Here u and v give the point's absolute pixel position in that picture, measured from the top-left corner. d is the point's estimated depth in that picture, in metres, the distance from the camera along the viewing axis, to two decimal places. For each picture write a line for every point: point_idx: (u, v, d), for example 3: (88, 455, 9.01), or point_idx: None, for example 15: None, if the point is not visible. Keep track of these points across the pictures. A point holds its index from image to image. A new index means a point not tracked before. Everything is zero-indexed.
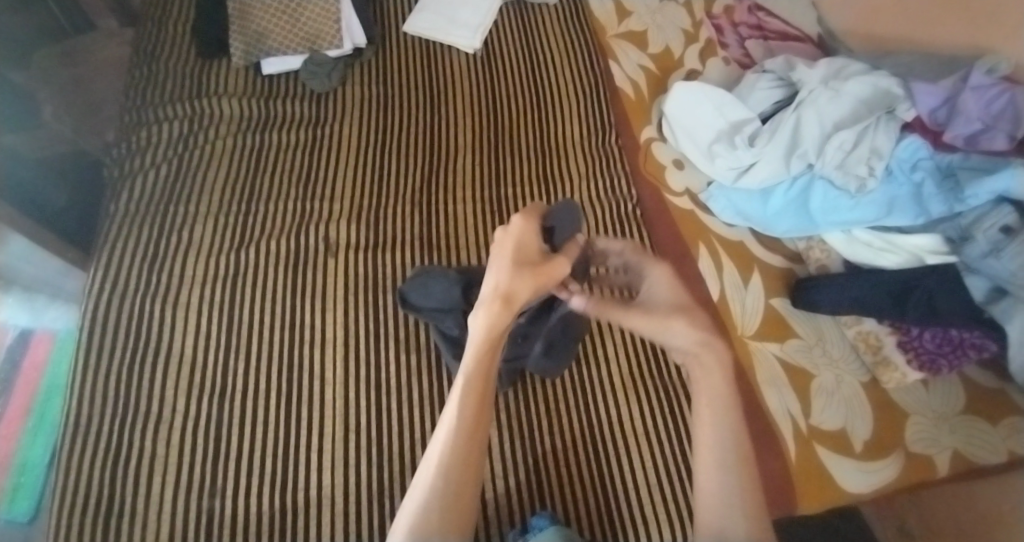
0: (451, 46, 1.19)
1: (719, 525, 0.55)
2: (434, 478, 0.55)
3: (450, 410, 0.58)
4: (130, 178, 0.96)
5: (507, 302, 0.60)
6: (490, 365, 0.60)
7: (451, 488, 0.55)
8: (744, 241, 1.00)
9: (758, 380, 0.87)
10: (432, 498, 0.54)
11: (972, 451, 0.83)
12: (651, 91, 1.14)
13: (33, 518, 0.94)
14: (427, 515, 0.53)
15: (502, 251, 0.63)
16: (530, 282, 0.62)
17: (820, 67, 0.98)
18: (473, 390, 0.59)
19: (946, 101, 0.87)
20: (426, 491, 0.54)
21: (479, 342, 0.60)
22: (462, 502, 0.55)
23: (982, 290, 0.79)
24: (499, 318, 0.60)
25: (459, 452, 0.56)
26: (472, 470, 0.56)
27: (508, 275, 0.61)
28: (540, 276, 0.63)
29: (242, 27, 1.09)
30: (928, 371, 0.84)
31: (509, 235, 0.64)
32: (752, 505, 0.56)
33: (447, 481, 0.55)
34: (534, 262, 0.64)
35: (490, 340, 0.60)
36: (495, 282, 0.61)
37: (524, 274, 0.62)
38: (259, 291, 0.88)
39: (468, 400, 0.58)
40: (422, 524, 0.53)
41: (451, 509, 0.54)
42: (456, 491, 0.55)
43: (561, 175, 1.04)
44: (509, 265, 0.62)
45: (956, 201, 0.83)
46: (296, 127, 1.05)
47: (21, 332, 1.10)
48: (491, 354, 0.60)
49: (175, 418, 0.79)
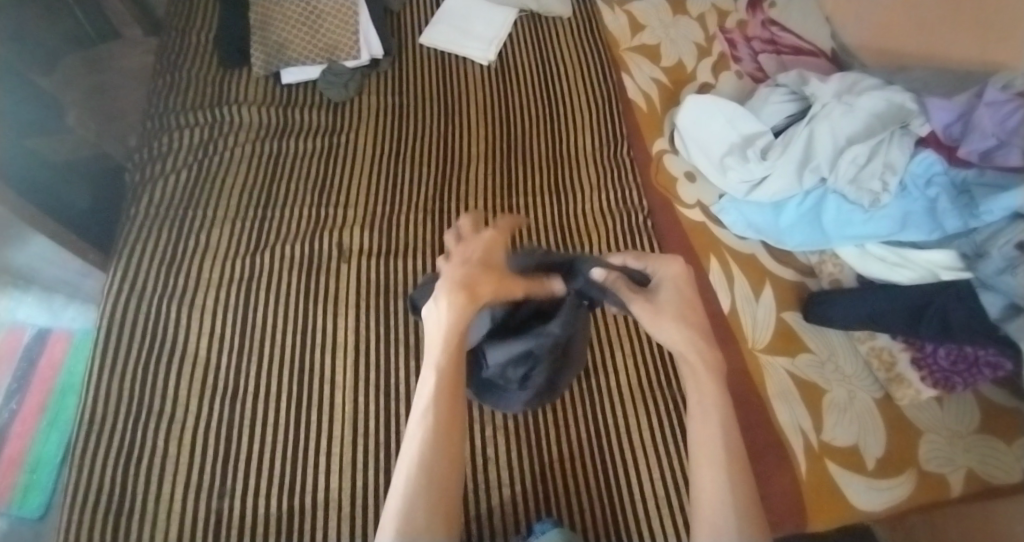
0: (466, 58, 1.20)
1: (713, 523, 0.56)
2: (415, 474, 0.56)
3: (423, 406, 0.60)
4: (150, 183, 0.98)
5: (471, 297, 0.63)
6: (458, 359, 0.62)
7: (433, 484, 0.56)
8: (756, 254, 0.99)
9: (769, 394, 0.87)
10: (416, 496, 0.55)
11: (985, 469, 0.81)
12: (664, 104, 1.15)
13: (45, 515, 0.96)
14: (413, 513, 0.54)
15: (468, 257, 0.66)
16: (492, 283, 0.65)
17: (833, 81, 0.99)
18: (445, 387, 0.60)
19: (961, 116, 0.86)
20: (408, 488, 0.56)
21: (444, 337, 0.62)
22: (446, 504, 0.56)
23: (998, 306, 0.77)
24: (463, 311, 0.62)
25: (437, 450, 0.57)
26: (452, 471, 0.57)
27: (474, 272, 0.64)
28: (503, 282, 0.65)
29: (262, 37, 1.12)
30: (942, 388, 0.83)
31: (480, 241, 0.67)
32: (744, 503, 0.58)
33: (429, 477, 0.56)
34: (497, 267, 0.67)
35: (455, 336, 0.62)
36: (457, 277, 0.64)
37: (490, 274, 0.65)
38: (273, 295, 0.90)
39: (438, 396, 0.60)
40: (408, 523, 0.53)
41: (435, 507, 0.55)
42: (440, 489, 0.56)
43: (572, 186, 1.05)
44: (466, 264, 0.65)
45: (971, 216, 0.82)
46: (312, 135, 1.07)
47: (38, 331, 1.12)
48: (457, 349, 0.62)
49: (187, 418, 0.80)
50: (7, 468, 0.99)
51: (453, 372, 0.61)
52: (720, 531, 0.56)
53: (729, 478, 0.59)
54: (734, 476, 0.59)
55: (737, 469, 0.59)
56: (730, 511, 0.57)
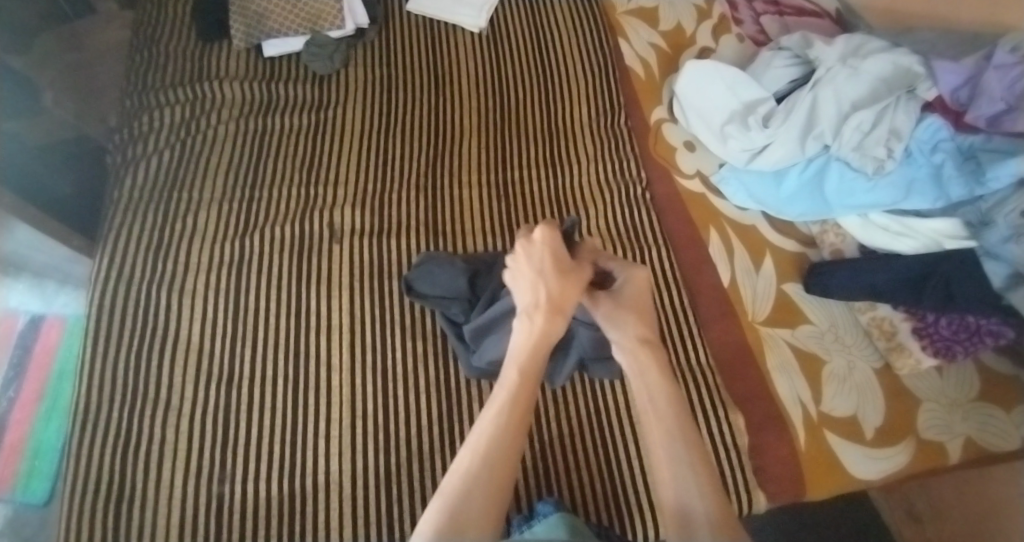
0: (457, 26, 1.16)
1: (679, 498, 0.55)
2: (474, 465, 0.54)
3: (495, 404, 0.58)
4: (132, 165, 0.95)
5: (557, 310, 0.63)
6: (540, 364, 0.61)
7: (490, 478, 0.54)
8: (756, 225, 0.98)
9: (767, 366, 0.86)
10: (470, 486, 0.53)
11: (983, 438, 0.81)
12: (661, 69, 1.11)
13: (48, 501, 0.96)
14: (461, 513, 0.52)
15: (537, 256, 0.64)
16: (564, 287, 0.63)
17: (838, 44, 0.95)
18: (524, 380, 0.59)
19: (969, 80, 0.82)
20: (464, 478, 0.54)
21: (531, 344, 0.62)
22: (496, 507, 0.53)
23: (1001, 276, 0.76)
24: (547, 316, 0.62)
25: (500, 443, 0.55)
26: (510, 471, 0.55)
27: (556, 276, 0.64)
28: (574, 283, 0.64)
29: (242, 8, 1.06)
30: (943, 357, 0.83)
31: (542, 239, 0.64)
32: (706, 481, 0.56)
33: (487, 472, 0.54)
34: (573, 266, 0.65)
35: (541, 343, 0.62)
36: (540, 287, 0.63)
37: (569, 275, 0.64)
38: (264, 277, 0.88)
39: (515, 396, 0.58)
40: (457, 510, 0.52)
41: (485, 503, 0.53)
42: (491, 489, 0.53)
43: (570, 159, 1.02)
44: (545, 270, 0.63)
45: (977, 184, 0.79)
46: (300, 111, 1.03)
47: (31, 318, 1.11)
48: (539, 356, 0.61)
49: (183, 404, 0.79)
50: (9, 455, 0.99)
51: (532, 368, 0.60)
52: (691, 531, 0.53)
53: (691, 457, 0.57)
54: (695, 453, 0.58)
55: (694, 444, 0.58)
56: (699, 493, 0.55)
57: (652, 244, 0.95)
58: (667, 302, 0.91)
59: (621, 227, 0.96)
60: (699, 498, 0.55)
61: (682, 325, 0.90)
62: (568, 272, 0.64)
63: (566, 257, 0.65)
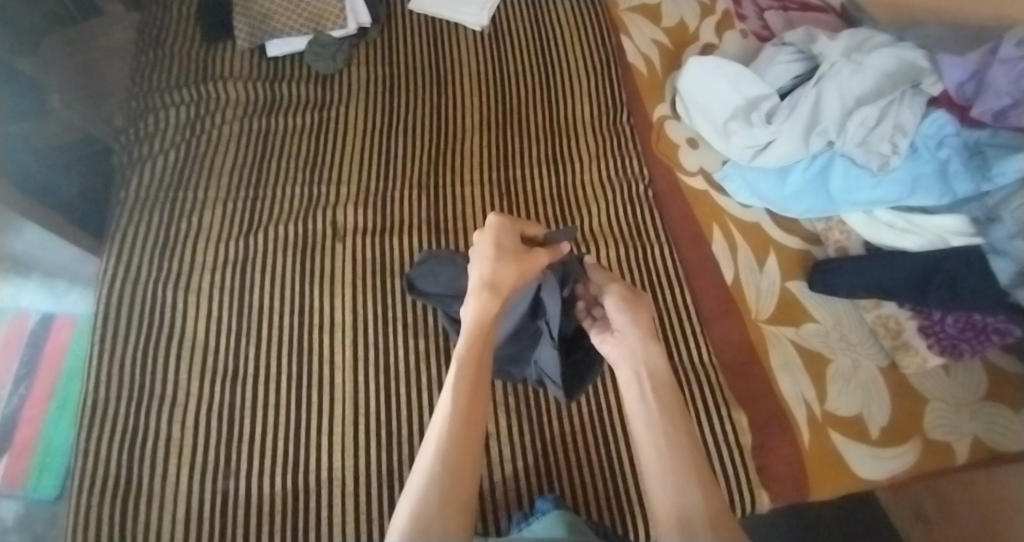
0: (459, 25, 1.16)
1: (680, 509, 0.53)
2: (433, 465, 0.54)
3: (446, 398, 0.58)
4: (138, 165, 0.96)
5: (496, 296, 0.65)
6: (482, 354, 0.62)
7: (451, 476, 0.53)
8: (760, 222, 0.97)
9: (771, 364, 0.86)
10: (431, 486, 0.52)
11: (990, 437, 0.80)
12: (664, 67, 1.11)
13: (59, 498, 0.98)
14: (426, 514, 0.51)
15: (482, 247, 0.68)
16: (514, 269, 0.67)
17: (842, 39, 0.94)
18: (465, 373, 0.60)
19: (975, 74, 0.82)
20: (426, 478, 0.53)
21: (472, 330, 0.64)
22: (462, 503, 0.53)
23: (1009, 273, 0.76)
24: (487, 304, 0.65)
25: (456, 440, 0.55)
26: (471, 465, 0.55)
27: (492, 263, 0.67)
28: (522, 265, 0.68)
29: (245, 8, 1.07)
30: (949, 355, 0.82)
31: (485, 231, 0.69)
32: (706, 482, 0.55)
33: (447, 469, 0.54)
34: (516, 250, 0.69)
35: (481, 328, 0.64)
36: (480, 276, 0.66)
37: (507, 260, 0.67)
38: (268, 276, 0.88)
39: (463, 390, 0.59)
40: (421, 511, 0.51)
41: (451, 501, 0.52)
42: (455, 487, 0.53)
43: (570, 156, 1.02)
44: (492, 256, 0.67)
45: (983, 179, 0.79)
46: (302, 110, 1.04)
47: (42, 316, 1.12)
48: (483, 343, 0.63)
49: (188, 401, 0.80)
50: (20, 452, 1.00)
51: (474, 360, 0.61)
52: (694, 531, 0.51)
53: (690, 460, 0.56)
54: (692, 452, 0.57)
55: (691, 444, 0.58)
56: (693, 492, 0.54)
57: (655, 243, 0.95)
58: (675, 300, 0.91)
59: (626, 225, 0.96)
60: (697, 498, 0.54)
61: (686, 324, 0.89)
62: (521, 255, 0.68)
63: (515, 246, 0.69)
